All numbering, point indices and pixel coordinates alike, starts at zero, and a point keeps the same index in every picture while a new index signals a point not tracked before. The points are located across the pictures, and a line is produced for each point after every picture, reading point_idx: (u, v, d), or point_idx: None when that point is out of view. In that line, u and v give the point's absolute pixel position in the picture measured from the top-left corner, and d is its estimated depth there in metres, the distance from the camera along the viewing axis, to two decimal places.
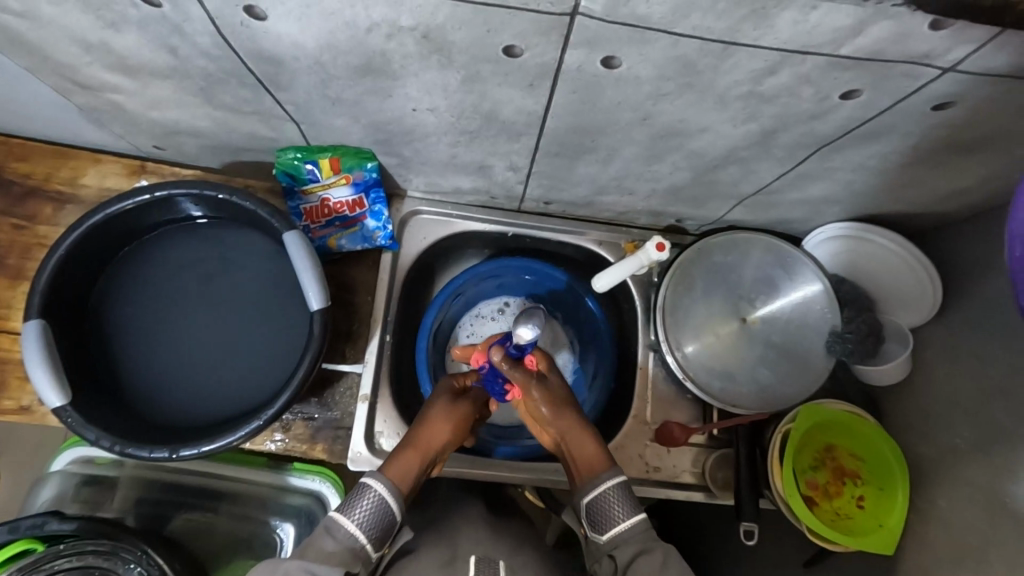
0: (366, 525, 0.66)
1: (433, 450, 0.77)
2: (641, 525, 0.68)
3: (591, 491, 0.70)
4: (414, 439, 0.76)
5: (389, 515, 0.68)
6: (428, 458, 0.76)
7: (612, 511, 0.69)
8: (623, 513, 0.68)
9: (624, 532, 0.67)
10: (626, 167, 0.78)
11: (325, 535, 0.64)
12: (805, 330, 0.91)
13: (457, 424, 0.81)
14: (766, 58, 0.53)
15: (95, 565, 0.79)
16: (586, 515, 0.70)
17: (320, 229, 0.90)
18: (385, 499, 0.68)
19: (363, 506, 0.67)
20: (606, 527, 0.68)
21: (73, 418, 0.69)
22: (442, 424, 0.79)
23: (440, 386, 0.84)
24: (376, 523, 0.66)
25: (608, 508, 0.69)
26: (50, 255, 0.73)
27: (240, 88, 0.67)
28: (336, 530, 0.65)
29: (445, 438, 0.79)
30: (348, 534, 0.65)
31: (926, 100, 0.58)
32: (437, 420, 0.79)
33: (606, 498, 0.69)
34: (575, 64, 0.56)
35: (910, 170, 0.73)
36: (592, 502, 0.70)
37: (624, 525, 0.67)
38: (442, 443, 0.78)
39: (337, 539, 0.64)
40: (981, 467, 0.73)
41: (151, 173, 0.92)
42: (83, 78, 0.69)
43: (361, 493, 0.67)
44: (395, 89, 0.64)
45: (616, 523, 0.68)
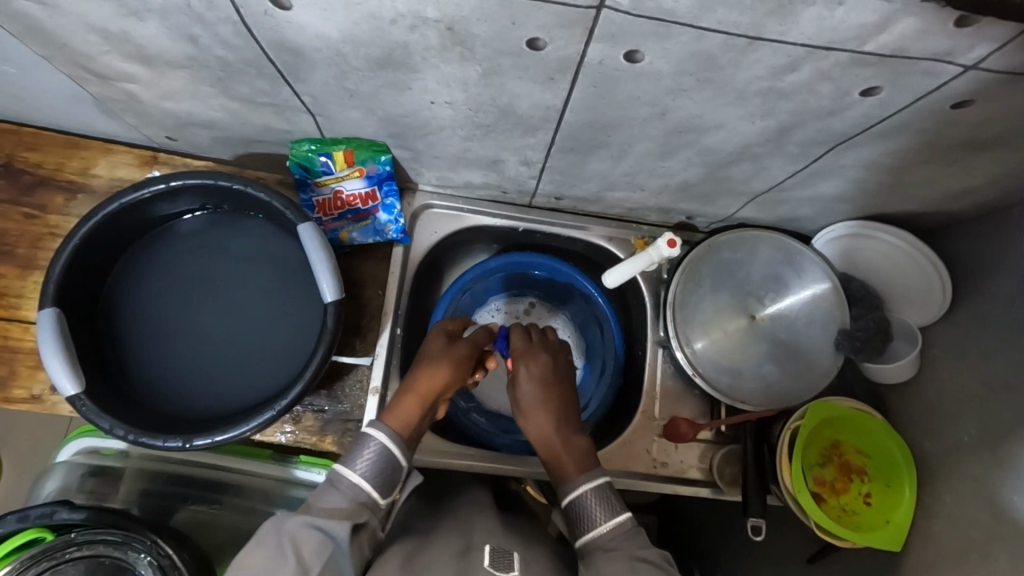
0: (370, 473, 0.66)
1: (436, 393, 0.76)
2: (619, 526, 0.68)
3: (570, 495, 0.71)
4: (414, 385, 0.75)
5: (393, 465, 0.68)
6: (429, 402, 0.75)
7: (590, 514, 0.69)
8: (601, 517, 0.69)
9: (600, 535, 0.68)
10: (640, 163, 0.79)
11: (330, 489, 0.65)
12: (813, 327, 0.92)
13: (457, 364, 0.79)
14: (788, 54, 0.53)
15: (106, 553, 0.79)
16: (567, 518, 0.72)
17: (332, 222, 0.90)
18: (388, 449, 0.68)
19: (366, 457, 0.67)
20: (582, 530, 0.69)
21: (86, 406, 0.69)
22: (440, 367, 0.77)
23: (433, 334, 0.83)
24: (379, 472, 0.67)
25: (586, 509, 0.70)
26: (65, 244, 0.72)
27: (257, 79, 0.67)
28: (341, 482, 0.65)
29: (446, 380, 0.77)
30: (353, 485, 0.65)
31: (943, 98, 0.58)
32: (435, 362, 0.78)
33: (584, 503, 0.70)
34: (597, 58, 0.56)
35: (923, 168, 0.73)
36: (569, 504, 0.71)
37: (603, 527, 0.68)
38: (445, 385, 0.77)
39: (343, 492, 0.65)
40: (988, 464, 0.74)
41: (162, 164, 0.92)
42: (100, 67, 0.69)
43: (362, 444, 0.68)
44: (414, 81, 0.64)
45: (593, 526, 0.69)
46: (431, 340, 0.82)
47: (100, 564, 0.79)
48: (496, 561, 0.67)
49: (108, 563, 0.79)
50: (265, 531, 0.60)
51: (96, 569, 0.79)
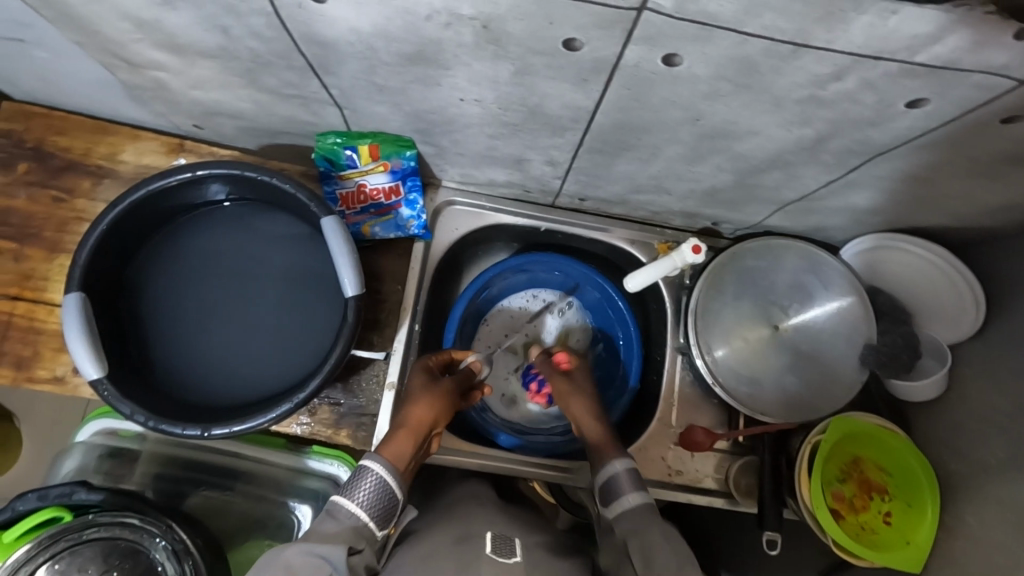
0: (368, 504, 0.66)
1: (427, 425, 0.76)
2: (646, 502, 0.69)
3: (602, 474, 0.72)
4: (403, 418, 0.76)
5: (392, 496, 0.68)
6: (420, 436, 0.75)
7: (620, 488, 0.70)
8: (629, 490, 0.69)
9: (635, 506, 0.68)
10: (669, 167, 0.77)
11: (327, 519, 0.65)
12: (837, 340, 0.90)
13: (442, 398, 0.79)
14: (833, 63, 0.51)
15: (122, 536, 0.80)
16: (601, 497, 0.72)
17: (354, 216, 0.90)
18: (385, 479, 0.68)
19: (364, 488, 0.67)
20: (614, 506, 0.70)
21: (109, 392, 0.70)
22: (429, 400, 0.78)
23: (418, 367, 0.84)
24: (377, 502, 0.67)
25: (616, 486, 0.71)
26: (91, 230, 0.73)
27: (287, 71, 0.67)
28: (338, 512, 0.66)
29: (434, 413, 0.78)
30: (349, 513, 0.65)
31: (994, 111, 0.56)
32: (421, 397, 0.78)
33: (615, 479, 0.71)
34: (633, 60, 0.55)
35: (961, 183, 0.71)
36: (603, 485, 0.72)
37: (631, 501, 0.69)
38: (433, 417, 0.77)
39: (339, 521, 0.65)
40: (1018, 488, 0.71)
41: (188, 152, 0.93)
42: (130, 55, 0.69)
43: (360, 475, 0.68)
44: (444, 78, 0.64)
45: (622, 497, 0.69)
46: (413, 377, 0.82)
47: (116, 547, 0.80)
48: (500, 548, 0.67)
49: (123, 546, 0.80)
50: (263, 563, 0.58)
51: (112, 552, 0.80)
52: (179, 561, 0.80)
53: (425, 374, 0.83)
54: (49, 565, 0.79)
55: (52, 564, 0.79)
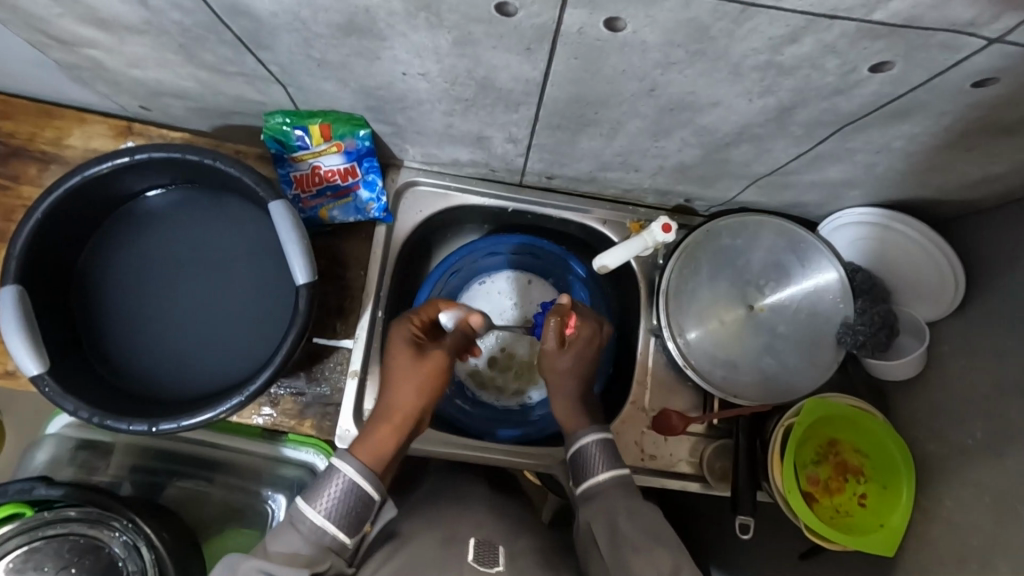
0: (334, 514, 0.64)
1: (410, 415, 0.74)
2: (618, 479, 0.70)
3: (572, 452, 0.74)
4: (384, 413, 0.74)
5: (360, 501, 0.66)
6: (403, 427, 0.74)
7: (592, 465, 0.72)
8: (602, 467, 0.71)
9: (603, 487, 0.70)
10: (633, 143, 0.73)
11: (289, 530, 0.63)
12: (815, 319, 0.87)
13: (426, 383, 0.76)
14: (787, 24, 0.47)
15: (80, 531, 0.78)
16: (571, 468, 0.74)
17: (311, 199, 0.86)
18: (356, 483, 0.66)
19: (329, 495, 0.65)
20: (584, 478, 0.72)
21: (51, 388, 0.68)
22: (409, 388, 0.75)
23: (400, 341, 0.77)
24: (344, 511, 0.65)
25: (588, 459, 0.73)
26: (26, 219, 0.69)
27: (219, 46, 0.63)
28: (301, 523, 0.63)
29: (418, 403, 0.75)
30: (313, 526, 0.63)
31: (964, 75, 0.52)
32: (402, 387, 0.75)
33: (589, 454, 0.72)
34: (576, 26, 0.51)
35: (940, 153, 0.68)
36: (574, 456, 0.74)
37: (601, 479, 0.70)
38: (416, 409, 0.75)
39: (302, 535, 0.63)
40: (992, 470, 0.69)
41: (138, 135, 0.89)
42: (55, 32, 0.65)
43: (328, 479, 0.66)
44: (383, 51, 0.60)
45: (593, 476, 0.71)
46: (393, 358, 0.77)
47: (75, 542, 0.78)
48: (483, 555, 0.63)
49: (83, 541, 0.79)
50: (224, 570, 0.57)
51: (72, 547, 0.78)
52: (141, 554, 0.78)
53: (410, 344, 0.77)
54: (5, 562, 0.77)
55: (8, 561, 0.77)
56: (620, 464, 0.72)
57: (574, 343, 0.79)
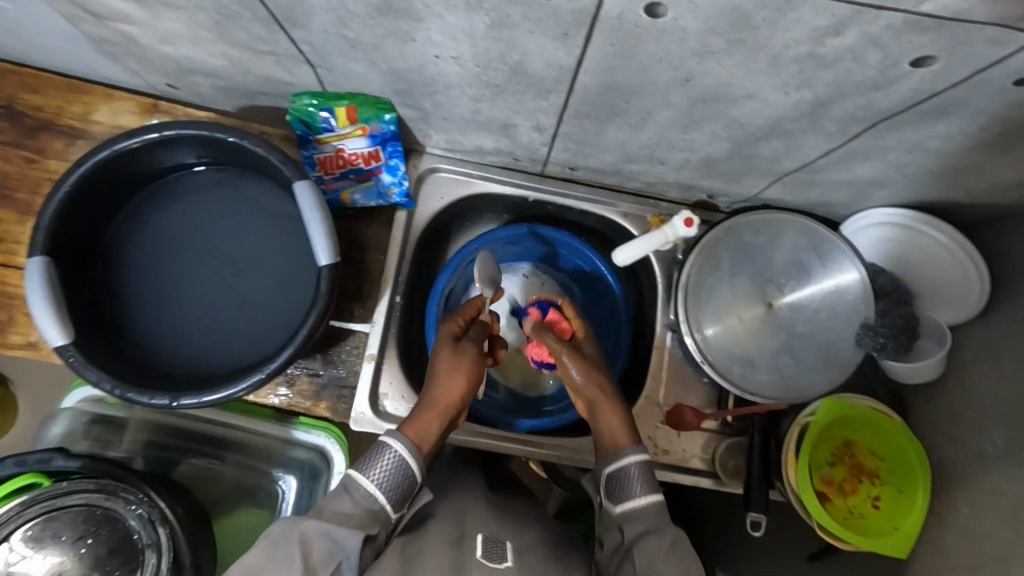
0: (385, 485, 0.64)
1: (454, 404, 0.73)
2: (656, 505, 0.66)
3: (608, 467, 0.69)
4: (429, 400, 0.72)
5: (410, 477, 0.66)
6: (448, 415, 0.72)
7: (632, 485, 0.67)
8: (641, 491, 0.66)
9: (642, 505, 0.66)
10: (661, 134, 0.73)
11: (342, 495, 0.63)
12: (834, 320, 0.86)
13: (470, 375, 0.75)
14: (832, 14, 0.47)
15: (98, 503, 0.79)
16: (604, 485, 0.70)
17: (334, 181, 0.86)
18: (406, 461, 0.66)
19: (381, 466, 0.65)
20: (620, 499, 0.67)
21: (75, 358, 0.68)
22: (457, 377, 0.74)
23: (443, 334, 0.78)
24: (395, 484, 0.65)
25: (626, 478, 0.68)
26: (55, 192, 0.70)
27: (253, 23, 0.63)
28: (355, 490, 0.64)
29: (464, 394, 0.74)
30: (367, 494, 0.63)
31: (1007, 72, 0.52)
32: (447, 375, 0.74)
33: (628, 472, 0.67)
34: (617, 11, 0.51)
35: (973, 154, 0.67)
36: (609, 477, 0.68)
37: (638, 503, 0.66)
38: (460, 399, 0.74)
39: (355, 500, 0.63)
40: (1012, 475, 0.69)
41: (163, 113, 0.89)
42: (92, 6, 0.65)
43: (378, 454, 0.66)
44: (417, 32, 0.60)
45: (631, 497, 0.66)
46: (439, 346, 0.77)
47: (93, 514, 0.79)
48: (492, 552, 0.64)
49: (100, 513, 0.79)
50: (276, 531, 0.58)
51: (88, 519, 0.79)
52: (156, 528, 0.79)
53: (450, 339, 0.78)
54: (21, 531, 0.77)
55: (25, 530, 0.77)
56: (655, 487, 0.67)
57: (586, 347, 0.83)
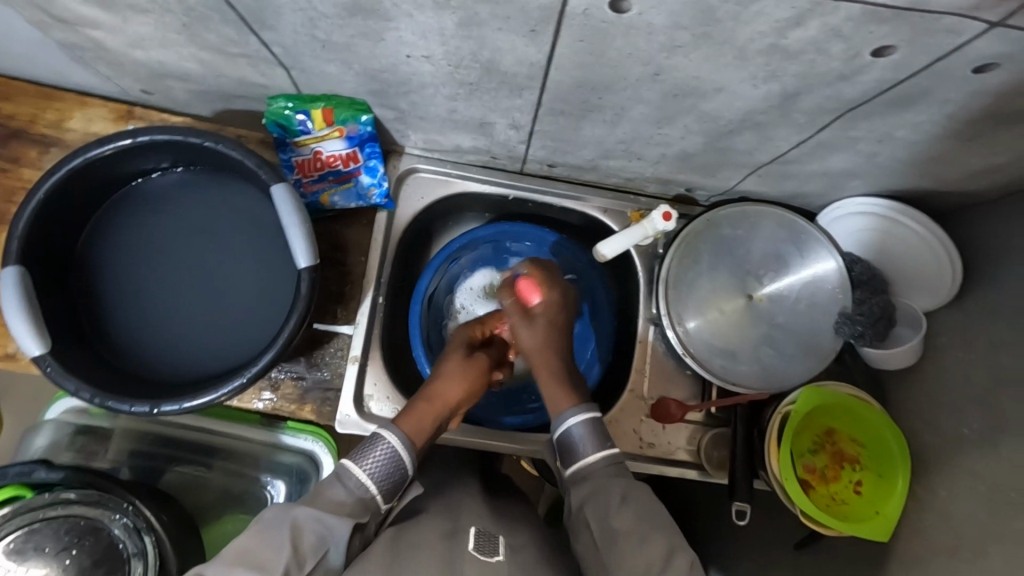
0: (377, 475, 0.65)
1: (452, 404, 0.76)
2: (605, 462, 0.70)
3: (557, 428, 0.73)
4: (431, 392, 0.75)
5: (400, 470, 0.67)
6: (444, 412, 0.75)
7: (579, 446, 0.71)
8: (591, 449, 0.71)
9: (590, 465, 0.70)
10: (635, 128, 0.74)
11: (335, 484, 0.64)
12: (812, 308, 0.88)
13: (471, 381, 0.79)
14: (793, 6, 0.48)
15: (80, 514, 0.78)
16: (558, 451, 0.74)
17: (313, 184, 0.86)
18: (398, 452, 0.67)
19: (375, 457, 0.66)
20: (572, 461, 0.71)
21: (52, 368, 0.68)
22: (462, 380, 0.78)
23: (458, 341, 0.84)
24: (386, 475, 0.65)
25: (576, 439, 0.72)
26: (28, 200, 0.69)
27: (223, 26, 0.63)
28: (348, 479, 0.64)
29: (462, 397, 0.77)
30: (359, 483, 0.64)
31: (967, 60, 0.52)
32: (453, 373, 0.78)
33: (575, 433, 0.72)
34: (582, 7, 0.51)
35: (940, 142, 0.68)
36: (558, 437, 0.73)
37: (591, 460, 0.70)
38: (460, 396, 0.77)
39: (348, 489, 0.63)
40: (987, 457, 0.70)
41: (139, 119, 0.89)
42: (60, 12, 0.65)
43: (373, 444, 0.67)
44: (388, 32, 0.60)
45: (582, 458, 0.71)
46: (450, 350, 0.82)
47: (75, 525, 0.78)
48: (484, 545, 0.65)
49: (83, 524, 0.78)
50: (268, 516, 0.58)
51: (71, 531, 0.78)
52: (142, 537, 0.79)
53: (464, 347, 0.83)
54: (4, 543, 0.76)
55: (8, 542, 0.76)
56: (607, 444, 0.71)
57: (540, 315, 0.82)
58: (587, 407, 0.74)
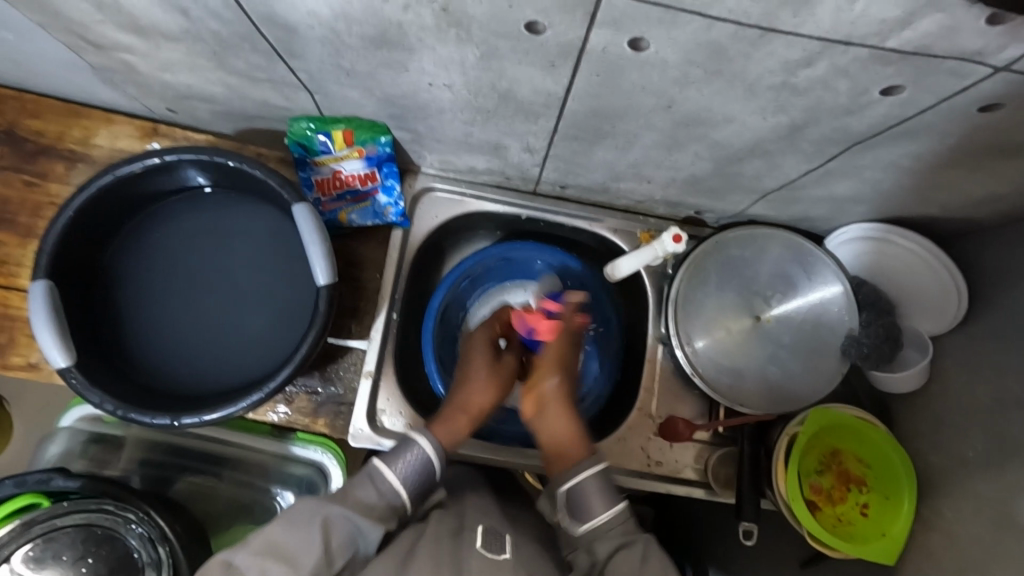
0: (408, 480, 0.67)
1: (482, 410, 0.79)
2: (618, 517, 0.68)
3: (567, 483, 0.70)
4: (462, 403, 0.78)
5: (431, 474, 0.69)
6: (474, 418, 0.78)
7: (591, 503, 0.69)
8: (602, 508, 0.68)
9: (599, 528, 0.67)
10: (647, 155, 0.76)
11: (367, 484, 0.66)
12: (819, 331, 0.89)
13: (495, 382, 0.81)
14: (803, 48, 0.50)
15: (98, 522, 0.79)
16: (563, 506, 0.70)
17: (330, 203, 0.88)
18: (430, 459, 0.69)
19: (406, 460, 0.68)
20: (584, 516, 0.68)
21: (77, 380, 0.69)
22: (485, 383, 0.81)
23: (479, 343, 0.85)
24: (417, 481, 0.68)
25: (585, 498, 0.69)
26: (59, 216, 0.72)
27: (252, 54, 0.66)
28: (380, 481, 0.66)
29: (490, 399, 0.80)
30: (391, 488, 0.66)
31: (970, 100, 0.54)
32: (483, 379, 0.81)
33: (585, 488, 0.69)
34: (600, 45, 0.54)
35: (944, 173, 0.70)
36: (570, 494, 0.70)
37: (600, 520, 0.68)
38: (489, 401, 0.80)
39: (380, 491, 0.65)
40: (990, 481, 0.71)
41: (163, 137, 0.91)
42: (94, 36, 0.67)
43: (405, 446, 0.69)
44: (411, 62, 0.62)
45: (593, 517, 0.68)
46: (476, 353, 0.84)
47: (92, 533, 0.79)
48: (491, 543, 0.64)
49: (100, 533, 0.79)
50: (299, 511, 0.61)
51: (88, 538, 0.79)
52: (157, 548, 0.79)
53: (488, 349, 0.84)
54: (23, 552, 0.77)
55: (26, 551, 0.78)
56: (616, 500, 0.69)
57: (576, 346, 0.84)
58: (597, 460, 0.71)
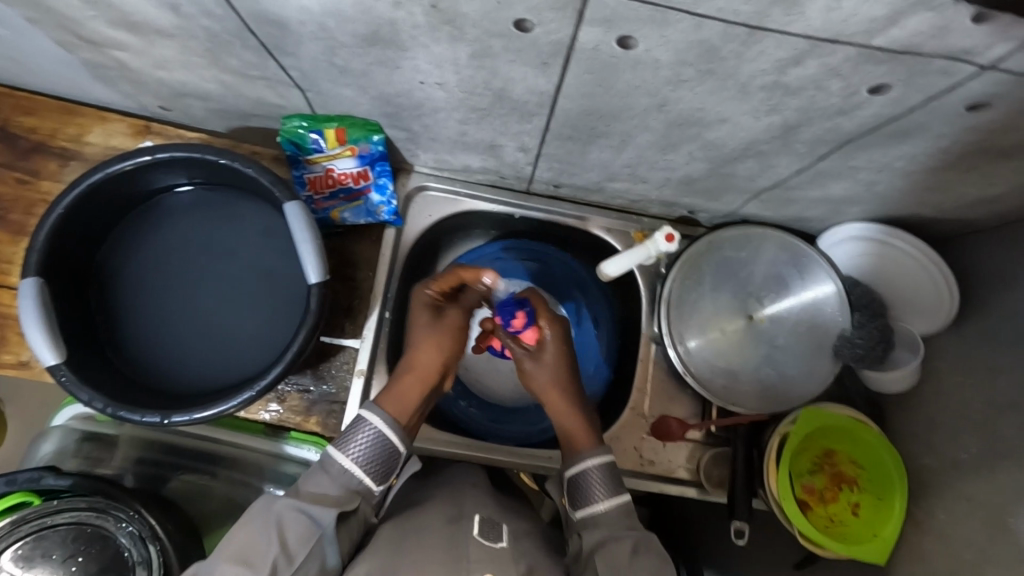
0: (361, 460, 0.68)
1: (432, 373, 0.78)
2: (616, 510, 0.69)
3: (573, 468, 0.72)
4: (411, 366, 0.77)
5: (388, 447, 0.70)
6: (427, 381, 0.77)
7: (594, 490, 0.71)
8: (602, 495, 0.70)
9: (601, 514, 0.69)
10: (639, 154, 0.76)
11: (320, 472, 0.67)
12: (811, 331, 0.89)
13: (446, 343, 0.80)
14: (793, 47, 0.50)
15: (87, 521, 0.78)
16: (569, 488, 0.73)
17: (324, 201, 0.88)
18: (383, 433, 0.70)
19: (358, 442, 0.69)
20: (584, 503, 0.70)
21: (68, 377, 0.69)
22: (436, 346, 0.79)
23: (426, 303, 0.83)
24: (372, 459, 0.69)
25: (589, 484, 0.71)
26: (49, 214, 0.71)
27: (244, 52, 0.66)
28: (332, 465, 0.67)
29: (441, 360, 0.79)
30: (343, 470, 0.67)
31: (960, 99, 0.55)
32: (431, 345, 0.79)
33: (589, 476, 0.71)
34: (592, 43, 0.54)
35: (936, 173, 0.70)
36: (576, 477, 0.72)
37: (600, 507, 0.69)
38: (440, 362, 0.79)
39: (332, 477, 0.66)
40: (981, 479, 0.71)
41: (157, 134, 0.91)
42: (87, 33, 0.67)
43: (356, 428, 0.69)
44: (403, 60, 0.62)
45: (593, 504, 0.70)
46: (422, 314, 0.82)
47: (82, 531, 0.79)
48: (488, 532, 0.64)
49: (89, 531, 0.79)
50: (253, 512, 0.62)
51: (78, 537, 0.78)
52: (147, 545, 0.79)
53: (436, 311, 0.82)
54: (13, 550, 0.77)
55: (15, 549, 0.77)
56: (619, 490, 0.71)
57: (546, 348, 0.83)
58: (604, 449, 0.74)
